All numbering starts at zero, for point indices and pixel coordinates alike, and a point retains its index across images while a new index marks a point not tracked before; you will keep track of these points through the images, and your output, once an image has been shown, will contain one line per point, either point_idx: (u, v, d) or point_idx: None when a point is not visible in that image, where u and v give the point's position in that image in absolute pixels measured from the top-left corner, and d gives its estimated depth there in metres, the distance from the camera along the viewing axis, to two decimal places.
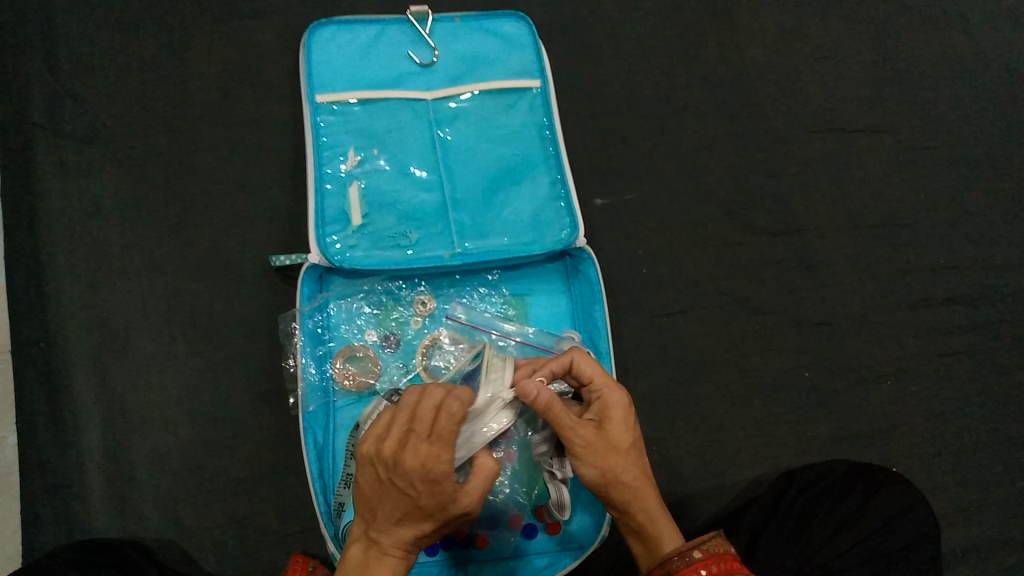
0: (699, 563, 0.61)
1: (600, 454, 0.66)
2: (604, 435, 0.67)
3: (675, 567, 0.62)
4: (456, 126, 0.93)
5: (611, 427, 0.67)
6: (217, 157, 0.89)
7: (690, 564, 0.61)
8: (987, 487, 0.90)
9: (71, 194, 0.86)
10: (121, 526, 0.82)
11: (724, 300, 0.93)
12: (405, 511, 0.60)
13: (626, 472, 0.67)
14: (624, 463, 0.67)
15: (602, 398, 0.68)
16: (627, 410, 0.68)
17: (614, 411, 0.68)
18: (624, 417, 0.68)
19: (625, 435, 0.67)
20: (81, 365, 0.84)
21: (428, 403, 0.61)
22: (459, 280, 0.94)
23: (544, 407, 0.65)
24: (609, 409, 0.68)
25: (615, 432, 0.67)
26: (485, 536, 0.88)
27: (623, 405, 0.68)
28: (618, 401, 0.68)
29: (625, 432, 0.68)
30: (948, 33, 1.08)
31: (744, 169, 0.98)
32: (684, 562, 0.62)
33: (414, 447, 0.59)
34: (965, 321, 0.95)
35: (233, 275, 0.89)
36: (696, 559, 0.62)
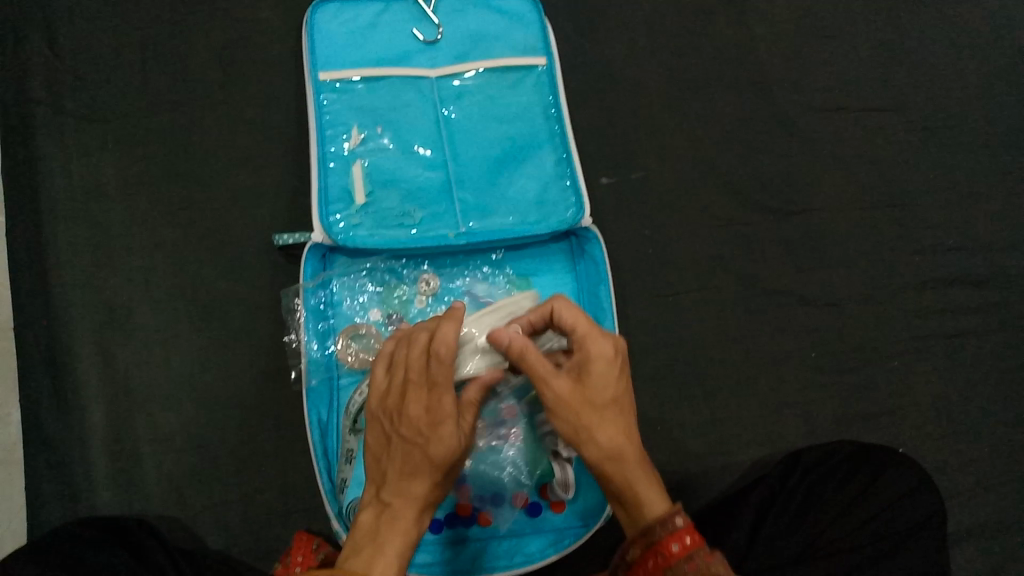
0: (681, 533, 0.55)
1: (576, 410, 0.58)
2: (582, 389, 0.59)
3: (656, 539, 0.55)
4: (461, 103, 0.87)
5: (590, 381, 0.59)
6: (223, 137, 0.92)
7: (672, 533, 0.55)
8: (994, 466, 0.91)
9: (85, 175, 0.89)
10: (122, 502, 0.82)
11: (728, 279, 0.95)
12: (412, 466, 0.57)
13: (605, 431, 0.59)
14: (603, 419, 0.59)
15: (583, 347, 0.60)
16: (612, 359, 0.60)
17: (596, 360, 0.59)
18: (608, 368, 0.59)
19: (609, 388, 0.59)
20: (87, 341, 0.85)
21: (416, 352, 0.59)
22: (463, 259, 0.88)
23: (518, 357, 0.59)
24: (590, 361, 0.60)
25: (596, 385, 0.59)
26: (487, 512, 0.80)
27: (607, 355, 0.59)
28: (602, 351, 0.60)
29: (607, 387, 0.59)
30: (962, 12, 1.08)
31: (751, 148, 0.99)
32: (667, 533, 0.55)
33: (415, 395, 0.58)
34: (970, 300, 0.96)
35: (238, 253, 0.90)
36: (678, 527, 0.55)
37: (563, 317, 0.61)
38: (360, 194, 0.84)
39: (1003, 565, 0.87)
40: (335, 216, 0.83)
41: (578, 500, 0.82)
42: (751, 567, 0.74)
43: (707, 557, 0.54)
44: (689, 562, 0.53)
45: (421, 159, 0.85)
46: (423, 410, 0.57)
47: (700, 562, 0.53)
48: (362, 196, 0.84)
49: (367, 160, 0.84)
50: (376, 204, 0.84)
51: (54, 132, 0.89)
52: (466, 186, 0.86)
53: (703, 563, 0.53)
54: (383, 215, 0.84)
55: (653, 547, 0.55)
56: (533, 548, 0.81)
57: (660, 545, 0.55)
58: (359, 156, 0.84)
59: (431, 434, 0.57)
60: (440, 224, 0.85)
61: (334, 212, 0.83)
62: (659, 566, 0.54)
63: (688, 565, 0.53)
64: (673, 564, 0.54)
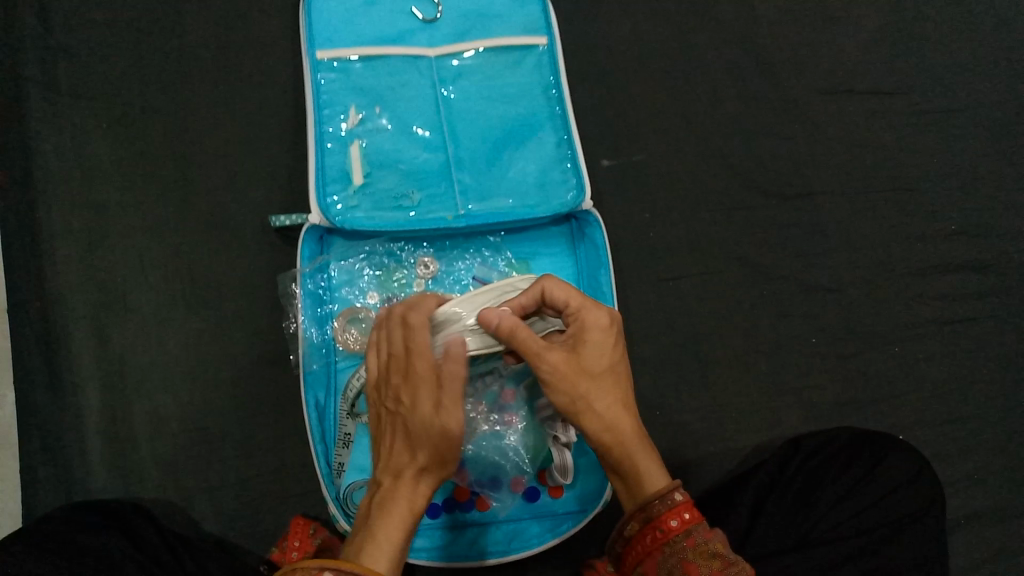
0: (679, 508, 0.56)
1: (573, 383, 0.57)
2: (577, 363, 0.58)
3: (655, 514, 0.57)
4: (460, 83, 0.86)
5: (586, 351, 0.58)
6: (219, 116, 0.91)
7: (672, 510, 0.56)
8: (993, 453, 0.90)
9: (78, 155, 0.88)
10: (118, 486, 0.81)
11: (730, 263, 0.94)
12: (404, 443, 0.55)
13: (602, 402, 0.58)
14: (599, 391, 0.58)
15: (578, 319, 0.59)
16: (608, 331, 0.59)
17: (592, 332, 0.59)
18: (604, 339, 0.58)
19: (604, 359, 0.58)
20: (81, 323, 0.84)
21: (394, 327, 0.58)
22: (462, 242, 0.87)
23: (509, 337, 0.57)
24: (585, 332, 0.59)
25: (591, 357, 0.58)
26: (485, 497, 0.80)
27: (603, 326, 0.59)
28: (598, 321, 0.59)
29: (603, 356, 0.58)
30: None
31: (753, 131, 0.98)
32: (666, 507, 0.57)
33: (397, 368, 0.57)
34: (971, 286, 0.95)
35: (234, 235, 0.88)
36: (676, 502, 0.56)
37: (554, 294, 0.60)
38: (358, 175, 0.83)
39: (1000, 552, 0.87)
40: (333, 197, 0.82)
41: (577, 485, 0.81)
42: (750, 554, 0.73)
43: (705, 532, 0.56)
44: (688, 537, 0.56)
45: (419, 140, 0.84)
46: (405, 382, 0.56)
47: (698, 538, 0.56)
48: (360, 177, 0.82)
49: (365, 141, 0.83)
50: (374, 185, 0.83)
51: (46, 110, 0.88)
52: (466, 168, 0.84)
53: (701, 539, 0.56)
54: (381, 197, 0.83)
55: (652, 521, 0.57)
56: (531, 532, 0.80)
57: (659, 520, 0.57)
58: (357, 137, 0.83)
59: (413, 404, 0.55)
60: (439, 206, 0.84)
61: (332, 193, 0.82)
62: (658, 541, 0.57)
63: (687, 541, 0.56)
64: (671, 539, 0.56)
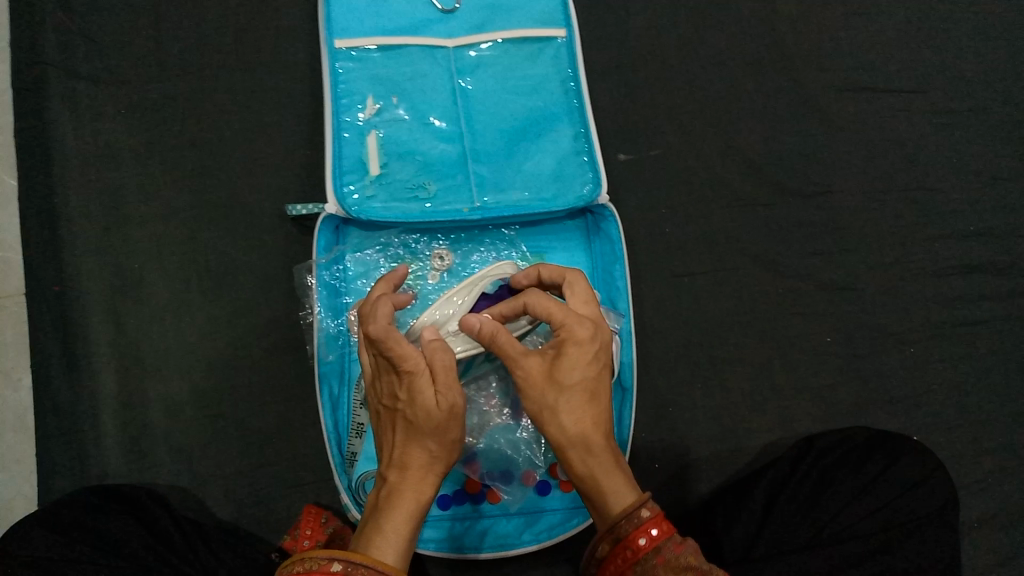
0: (648, 525, 0.52)
1: (540, 392, 0.56)
2: (550, 374, 0.56)
3: (624, 533, 0.53)
4: (478, 74, 0.86)
5: (562, 363, 0.56)
6: (237, 104, 0.91)
7: (638, 527, 0.52)
8: (1005, 457, 0.90)
9: (97, 141, 0.88)
10: (131, 471, 0.82)
11: (745, 261, 0.93)
12: (405, 438, 0.55)
13: (570, 415, 0.55)
14: (569, 403, 0.55)
15: (558, 329, 0.57)
16: (586, 344, 0.56)
17: (569, 343, 0.56)
18: (580, 355, 0.56)
19: (578, 372, 0.56)
20: (98, 307, 0.85)
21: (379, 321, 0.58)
22: (477, 234, 0.87)
23: (490, 342, 0.57)
24: (563, 343, 0.56)
25: (565, 369, 0.56)
26: (497, 489, 0.79)
27: (580, 339, 0.56)
28: (577, 333, 0.56)
29: (580, 369, 0.56)
30: None
31: (772, 128, 0.97)
32: (633, 526, 0.52)
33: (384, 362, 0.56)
34: (989, 289, 0.94)
35: (251, 223, 0.89)
36: (645, 519, 0.52)
37: (533, 304, 0.59)
38: (375, 165, 0.83)
39: (1011, 556, 0.86)
40: (349, 187, 0.82)
41: None
42: (760, 551, 0.73)
43: (675, 547, 0.51)
44: (657, 554, 0.51)
45: (436, 131, 0.84)
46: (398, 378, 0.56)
47: (669, 553, 0.51)
48: (377, 167, 0.83)
49: (382, 131, 0.83)
50: (390, 176, 0.83)
51: (66, 96, 0.88)
52: (481, 159, 0.84)
53: (672, 554, 0.51)
54: (397, 187, 0.83)
55: (622, 541, 0.53)
56: (540, 525, 0.81)
57: (627, 539, 0.52)
58: (374, 126, 0.83)
59: (411, 398, 0.55)
60: (455, 198, 0.84)
61: (348, 183, 0.82)
62: (628, 562, 0.52)
63: (657, 558, 0.51)
64: (640, 558, 0.51)
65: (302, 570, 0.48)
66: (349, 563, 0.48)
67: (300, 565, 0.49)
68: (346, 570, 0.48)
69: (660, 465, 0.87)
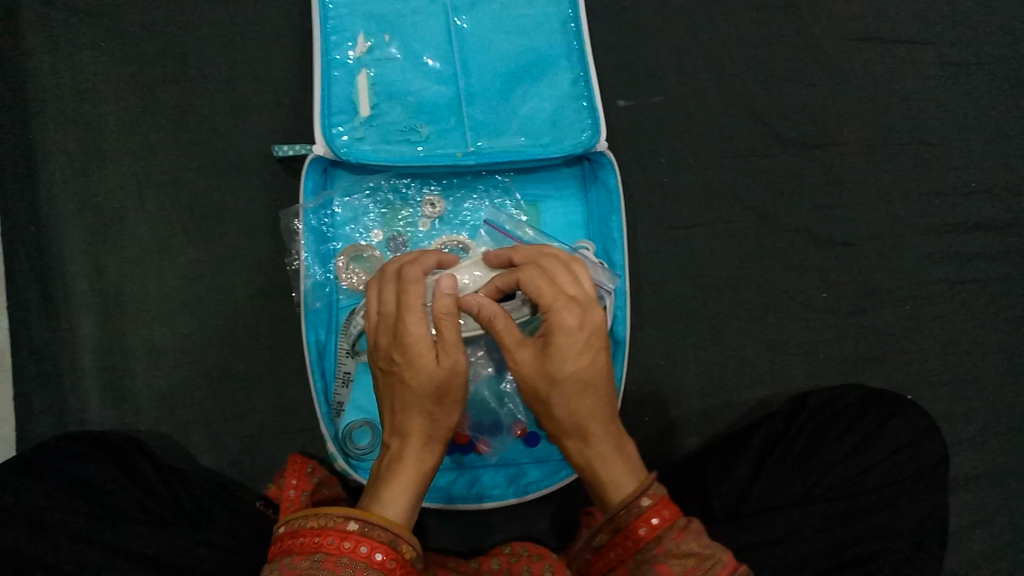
0: (648, 513, 0.52)
1: (532, 384, 0.55)
2: (542, 364, 0.54)
3: (623, 523, 0.52)
4: (474, 12, 0.82)
5: (550, 355, 0.54)
6: (221, 39, 0.87)
7: (637, 518, 0.52)
8: (998, 416, 0.89)
9: (74, 75, 0.84)
10: (113, 417, 0.80)
11: (744, 213, 0.91)
12: (404, 405, 0.54)
13: (562, 407, 0.55)
14: (562, 395, 0.54)
15: (545, 316, 0.54)
16: (573, 333, 0.54)
17: (555, 333, 0.54)
18: (567, 343, 0.54)
19: (568, 363, 0.54)
20: (77, 248, 0.82)
21: (386, 286, 0.57)
22: (470, 180, 0.85)
23: (489, 323, 0.56)
24: (550, 332, 0.54)
25: (554, 360, 0.54)
26: (485, 440, 0.79)
27: (566, 327, 0.54)
28: (564, 322, 0.54)
29: (570, 359, 0.54)
30: None
31: (775, 77, 0.94)
32: (633, 516, 0.52)
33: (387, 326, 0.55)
34: (990, 247, 0.93)
35: (235, 164, 0.86)
36: (644, 509, 0.52)
37: (525, 283, 0.56)
38: (365, 106, 0.79)
39: (998, 513, 0.86)
40: (338, 128, 0.79)
41: None
42: (750, 506, 0.72)
43: (676, 536, 0.50)
44: (658, 544, 0.50)
45: (429, 72, 0.81)
46: (397, 341, 0.54)
47: (669, 543, 0.50)
48: (367, 109, 0.79)
49: (374, 70, 0.80)
50: (381, 117, 0.80)
51: (41, 27, 0.84)
52: (476, 102, 0.81)
53: (672, 542, 0.50)
54: (388, 130, 0.80)
55: (621, 530, 0.53)
56: (531, 478, 0.80)
57: (628, 529, 0.52)
58: (365, 66, 0.80)
59: (409, 360, 0.53)
60: (448, 142, 0.80)
61: (337, 124, 0.79)
62: (629, 552, 0.52)
63: (658, 547, 0.50)
64: (642, 547, 0.51)
65: (316, 526, 0.48)
66: (363, 522, 0.48)
67: (314, 521, 0.49)
68: (361, 530, 0.48)
69: (652, 419, 0.86)
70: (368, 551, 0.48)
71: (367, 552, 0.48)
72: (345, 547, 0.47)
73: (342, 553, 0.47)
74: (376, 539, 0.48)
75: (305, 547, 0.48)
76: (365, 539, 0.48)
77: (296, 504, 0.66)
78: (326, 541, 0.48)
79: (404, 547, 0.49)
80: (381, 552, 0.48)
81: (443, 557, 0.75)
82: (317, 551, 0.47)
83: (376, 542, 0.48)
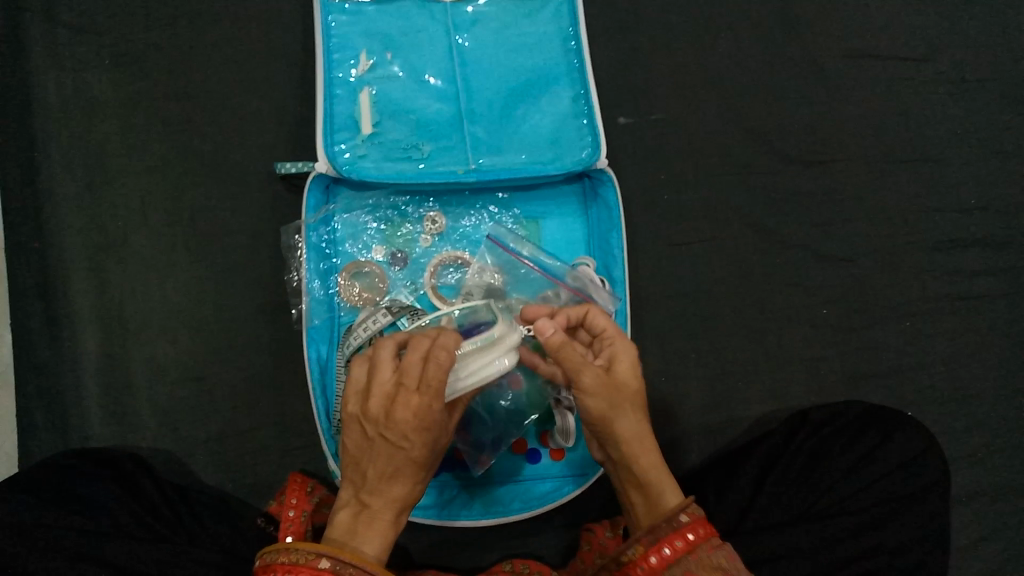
0: (685, 529, 0.54)
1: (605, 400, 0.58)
2: (607, 383, 0.59)
3: (661, 534, 0.54)
4: (476, 30, 0.83)
5: (619, 375, 0.60)
6: (224, 57, 0.88)
7: (676, 530, 0.54)
8: (999, 433, 0.89)
9: (78, 92, 0.85)
10: (114, 434, 0.80)
11: (743, 230, 0.92)
12: (396, 470, 0.54)
13: (627, 424, 0.59)
14: (627, 413, 0.59)
15: (613, 345, 0.62)
16: (635, 362, 0.61)
17: (621, 358, 0.61)
18: (632, 365, 0.60)
19: (633, 386, 0.60)
20: (79, 265, 0.82)
21: (413, 354, 0.53)
22: (468, 198, 0.85)
23: (557, 351, 0.59)
24: (617, 358, 0.61)
25: (623, 381, 0.60)
26: (485, 457, 0.76)
27: (632, 355, 0.61)
28: (628, 351, 0.61)
29: (632, 383, 0.60)
30: None
31: (774, 93, 0.95)
32: (672, 528, 0.54)
33: (406, 399, 0.52)
34: (988, 263, 0.93)
35: (239, 181, 0.86)
36: (682, 524, 0.54)
37: (594, 318, 0.64)
38: (368, 123, 0.80)
39: (1001, 530, 0.86)
40: (340, 146, 0.79)
41: (578, 449, 0.81)
42: (752, 523, 0.72)
43: (710, 548, 0.53)
44: (692, 554, 0.53)
45: (431, 90, 0.81)
46: (417, 422, 0.53)
47: (703, 552, 0.53)
48: (369, 126, 0.80)
49: (376, 88, 0.80)
50: (383, 134, 0.80)
51: (46, 46, 0.85)
52: (477, 120, 0.81)
53: (705, 554, 0.53)
54: (390, 147, 0.80)
55: (658, 542, 0.54)
56: (533, 492, 0.80)
57: (664, 540, 0.54)
58: (367, 83, 0.80)
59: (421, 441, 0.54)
60: (449, 159, 0.81)
61: (339, 142, 0.79)
62: (663, 561, 0.54)
63: (691, 555, 0.53)
64: (678, 558, 0.53)
65: (286, 562, 0.49)
66: (335, 560, 0.49)
67: (285, 557, 0.50)
68: (332, 568, 0.49)
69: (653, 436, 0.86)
70: None
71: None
72: None
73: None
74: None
75: None
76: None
77: (296, 526, 0.66)
78: None
79: None
80: None
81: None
82: None
83: None
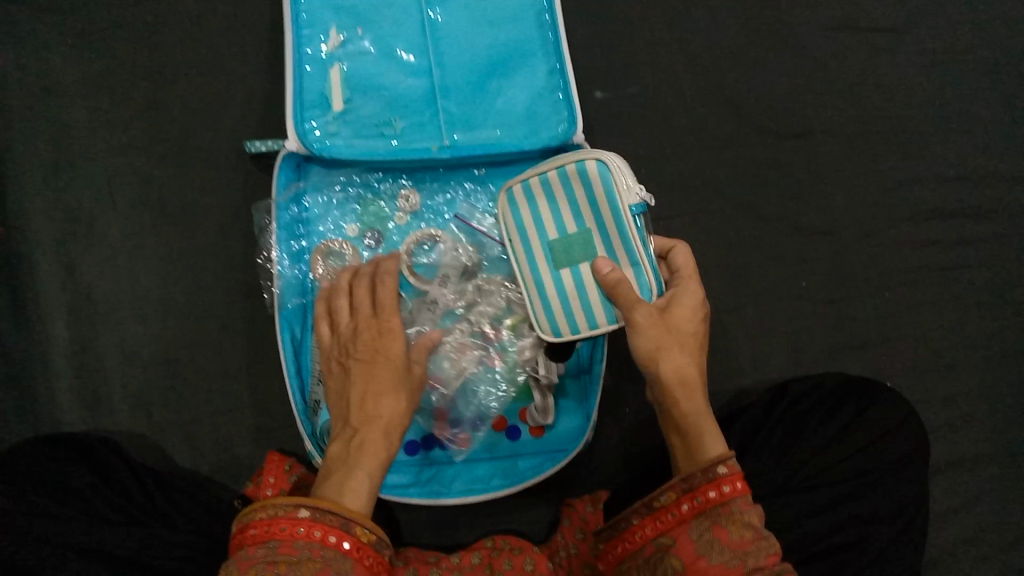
0: (722, 480, 0.56)
1: (659, 332, 0.61)
2: (663, 321, 0.61)
3: (696, 484, 0.56)
4: (449, 4, 0.80)
5: (677, 313, 0.62)
6: (191, 34, 0.86)
7: (711, 482, 0.56)
8: (978, 403, 0.89)
9: (41, 72, 0.83)
10: (87, 419, 0.78)
11: (722, 203, 0.91)
12: (375, 389, 0.58)
13: (679, 357, 0.61)
14: (683, 350, 0.62)
15: (680, 287, 0.64)
16: (697, 305, 0.63)
17: (683, 298, 0.63)
18: (690, 310, 0.63)
19: (688, 324, 0.62)
20: (47, 248, 0.80)
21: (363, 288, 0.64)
22: (443, 174, 0.84)
23: (613, 287, 0.62)
24: (681, 298, 0.63)
25: (679, 319, 0.62)
26: (464, 436, 0.78)
27: (695, 299, 0.64)
28: (693, 296, 0.64)
29: (690, 325, 0.63)
30: None
31: (752, 65, 0.94)
32: (707, 479, 0.56)
33: (365, 323, 0.61)
34: (966, 233, 0.93)
35: (208, 160, 0.84)
36: (719, 476, 0.56)
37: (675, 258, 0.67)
38: (339, 100, 0.78)
39: (980, 497, 0.86)
40: (311, 123, 0.78)
41: (558, 426, 0.80)
42: None
43: (743, 504, 0.54)
44: (724, 507, 0.54)
45: (403, 66, 0.79)
46: (377, 334, 0.60)
47: (735, 508, 0.54)
48: (340, 103, 0.78)
49: (346, 64, 0.79)
50: (355, 111, 0.79)
51: (7, 25, 0.83)
52: (451, 96, 0.80)
53: (737, 509, 0.54)
54: (362, 124, 0.79)
55: (692, 491, 0.56)
56: (512, 470, 0.79)
57: (698, 490, 0.56)
58: (338, 60, 0.79)
59: (386, 351, 0.60)
60: (422, 136, 0.79)
61: (310, 119, 0.78)
62: (693, 510, 0.56)
63: (722, 508, 0.54)
64: (708, 508, 0.55)
65: (266, 517, 0.51)
66: (315, 510, 0.50)
67: (263, 512, 0.51)
68: (312, 516, 0.50)
69: (635, 410, 0.85)
70: (322, 534, 0.50)
71: (321, 536, 0.50)
72: (299, 532, 0.50)
73: (296, 538, 0.50)
74: (329, 523, 0.51)
75: (258, 536, 0.50)
76: (318, 523, 0.50)
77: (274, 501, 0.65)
78: (279, 529, 0.50)
79: (357, 529, 0.51)
80: (336, 534, 0.50)
81: (424, 552, 0.74)
82: (271, 539, 0.50)
83: (327, 528, 0.50)
